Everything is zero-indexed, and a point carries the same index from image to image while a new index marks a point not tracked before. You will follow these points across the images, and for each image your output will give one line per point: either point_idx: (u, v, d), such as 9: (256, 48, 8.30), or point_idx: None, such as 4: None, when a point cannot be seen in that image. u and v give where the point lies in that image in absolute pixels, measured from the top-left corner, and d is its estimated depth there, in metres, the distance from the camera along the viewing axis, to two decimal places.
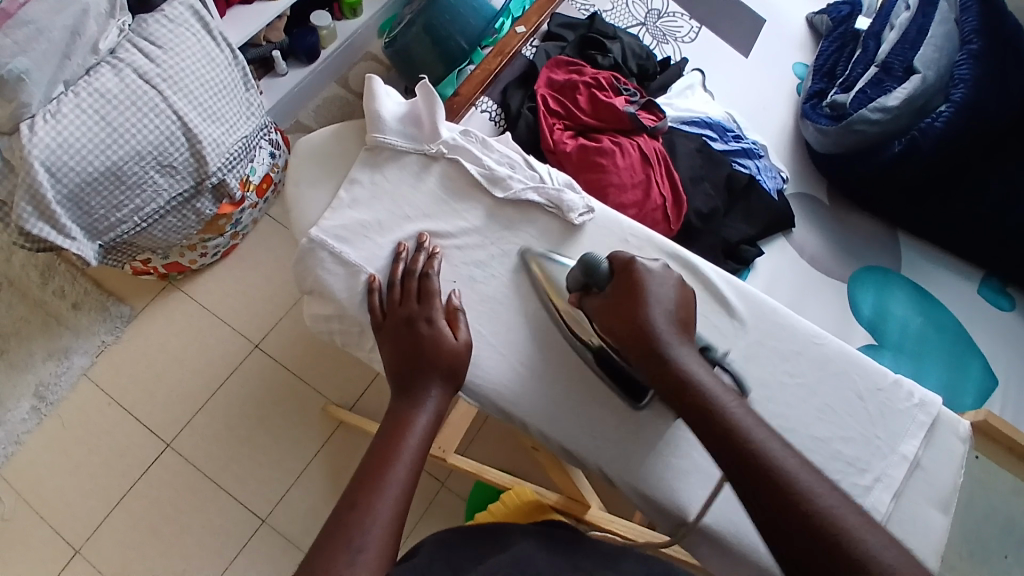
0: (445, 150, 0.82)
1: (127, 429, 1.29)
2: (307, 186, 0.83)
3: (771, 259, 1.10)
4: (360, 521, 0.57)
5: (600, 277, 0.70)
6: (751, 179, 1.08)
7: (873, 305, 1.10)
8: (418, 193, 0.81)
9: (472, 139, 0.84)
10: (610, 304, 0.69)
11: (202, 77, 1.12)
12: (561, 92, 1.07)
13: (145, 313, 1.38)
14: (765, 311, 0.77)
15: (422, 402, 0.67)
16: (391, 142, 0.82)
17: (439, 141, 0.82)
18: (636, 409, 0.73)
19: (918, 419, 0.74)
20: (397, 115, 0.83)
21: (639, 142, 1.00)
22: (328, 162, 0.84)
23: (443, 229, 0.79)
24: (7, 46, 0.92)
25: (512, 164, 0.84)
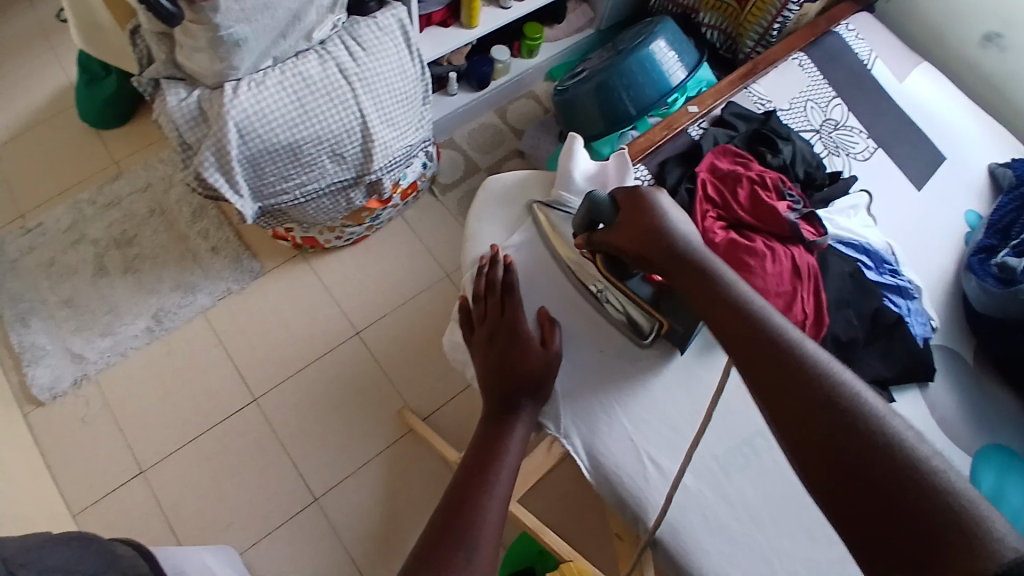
0: None
1: (222, 373, 1.38)
2: (489, 222, 0.93)
3: (900, 406, 1.02)
4: (476, 517, 0.60)
5: (605, 209, 0.80)
6: (899, 318, 1.02)
7: (990, 483, 1.00)
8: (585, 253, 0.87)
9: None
10: (613, 228, 0.78)
11: (390, 83, 1.20)
12: (722, 181, 1.06)
13: (270, 272, 1.47)
14: None
15: (517, 414, 0.73)
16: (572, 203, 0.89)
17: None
18: (641, 345, 0.84)
19: None
20: (585, 175, 0.89)
21: (793, 252, 0.97)
22: (514, 205, 0.93)
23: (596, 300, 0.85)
24: (235, 11, 1.01)
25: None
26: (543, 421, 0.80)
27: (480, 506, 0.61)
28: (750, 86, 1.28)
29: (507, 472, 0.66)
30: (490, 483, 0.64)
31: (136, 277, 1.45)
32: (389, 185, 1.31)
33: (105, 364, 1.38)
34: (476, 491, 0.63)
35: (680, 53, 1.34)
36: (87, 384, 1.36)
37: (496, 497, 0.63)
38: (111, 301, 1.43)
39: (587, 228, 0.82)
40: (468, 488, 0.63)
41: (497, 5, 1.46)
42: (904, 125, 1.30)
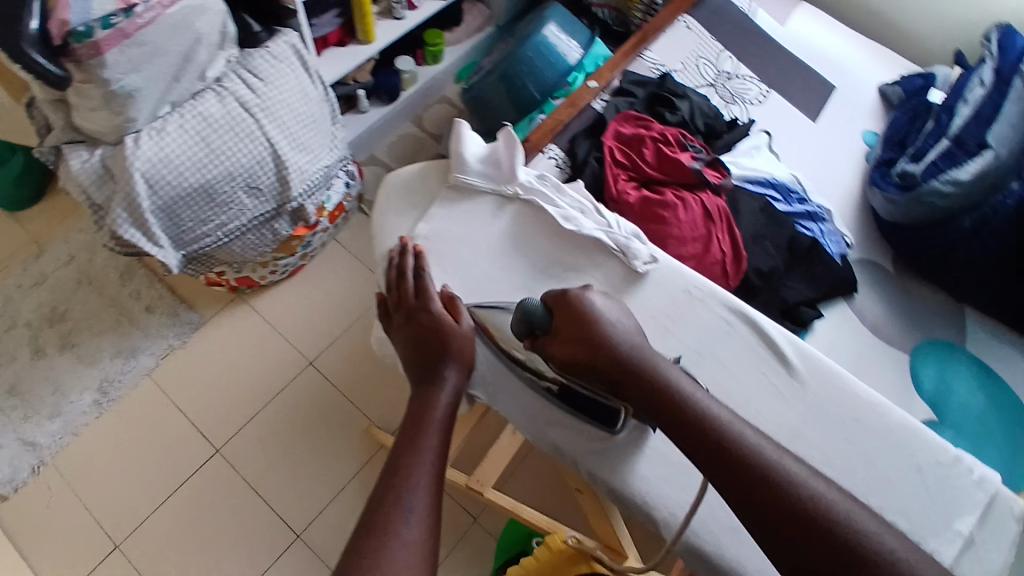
0: (522, 192, 0.86)
1: (181, 430, 1.36)
2: (393, 216, 0.88)
3: (830, 322, 1.08)
4: (404, 495, 0.58)
5: (539, 319, 0.71)
6: (813, 242, 1.08)
7: (935, 379, 1.07)
8: (492, 228, 0.85)
9: (547, 183, 0.87)
10: (557, 336, 0.70)
11: (294, 109, 1.21)
12: (627, 145, 1.10)
13: (210, 320, 1.45)
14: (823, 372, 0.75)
15: (442, 380, 0.70)
16: (471, 182, 0.87)
17: (515, 185, 0.86)
18: (613, 433, 0.76)
19: (975, 497, 0.70)
20: (478, 156, 0.87)
21: (703, 197, 1.02)
22: (415, 195, 0.88)
23: (500, 279, 0.82)
24: (122, 62, 1.00)
25: (582, 210, 0.86)
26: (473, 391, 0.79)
27: (410, 474, 0.60)
28: (643, 54, 1.33)
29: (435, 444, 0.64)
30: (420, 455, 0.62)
31: (75, 352, 1.42)
32: (313, 210, 1.32)
33: (55, 447, 1.33)
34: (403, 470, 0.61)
35: (573, 34, 1.38)
36: (45, 470, 1.32)
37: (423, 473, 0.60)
38: (52, 381, 1.38)
39: (528, 335, 0.73)
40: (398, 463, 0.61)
41: (391, 18, 1.48)
42: (791, 65, 1.38)
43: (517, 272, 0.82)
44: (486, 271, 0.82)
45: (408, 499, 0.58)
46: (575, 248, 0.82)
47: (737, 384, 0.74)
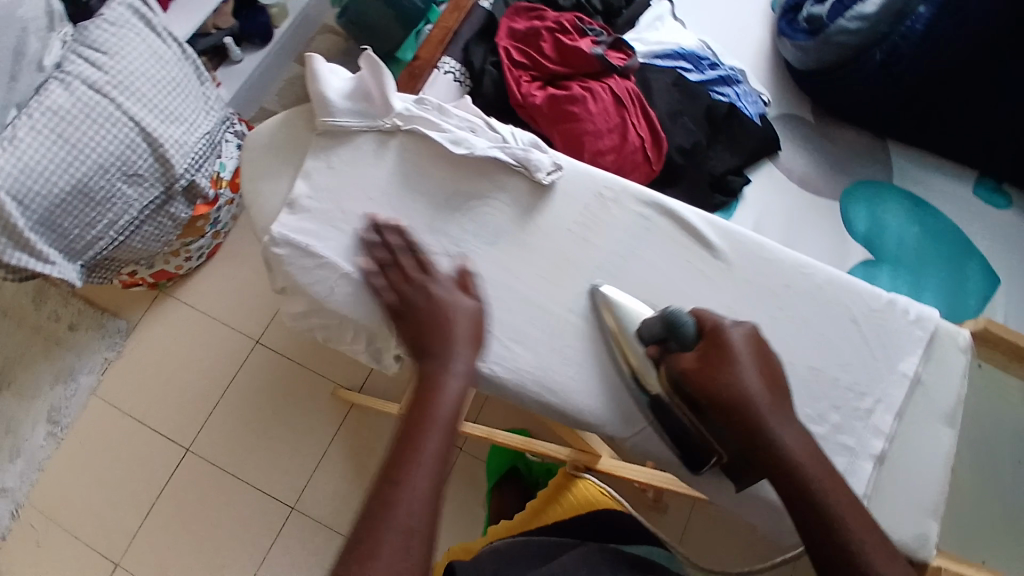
0: (401, 125, 0.62)
1: (145, 439, 1.31)
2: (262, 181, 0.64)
3: (759, 187, 1.08)
4: (394, 489, 0.47)
5: (684, 334, 0.56)
6: (731, 108, 1.06)
7: (867, 218, 1.09)
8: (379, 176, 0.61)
9: (428, 107, 0.64)
10: (697, 366, 0.55)
11: (152, 77, 1.08)
12: (524, 42, 1.01)
13: (140, 323, 1.37)
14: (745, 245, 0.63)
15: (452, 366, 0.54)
16: (344, 125, 0.62)
17: (389, 119, 0.62)
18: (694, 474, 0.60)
19: (915, 335, 0.61)
20: (343, 89, 0.62)
21: (610, 83, 0.96)
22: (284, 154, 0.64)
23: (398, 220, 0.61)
24: None
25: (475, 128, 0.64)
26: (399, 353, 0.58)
27: (409, 483, 0.47)
28: None
29: (434, 433, 0.50)
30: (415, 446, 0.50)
31: (12, 389, 1.33)
32: (207, 183, 1.21)
33: (26, 486, 1.28)
34: (396, 460, 0.49)
35: None
36: (26, 510, 1.27)
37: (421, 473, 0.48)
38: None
39: (656, 341, 0.57)
40: (395, 448, 0.50)
41: None
42: None
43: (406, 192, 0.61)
44: (368, 210, 0.61)
45: (407, 492, 0.47)
46: (468, 170, 0.61)
47: (643, 273, 0.61)
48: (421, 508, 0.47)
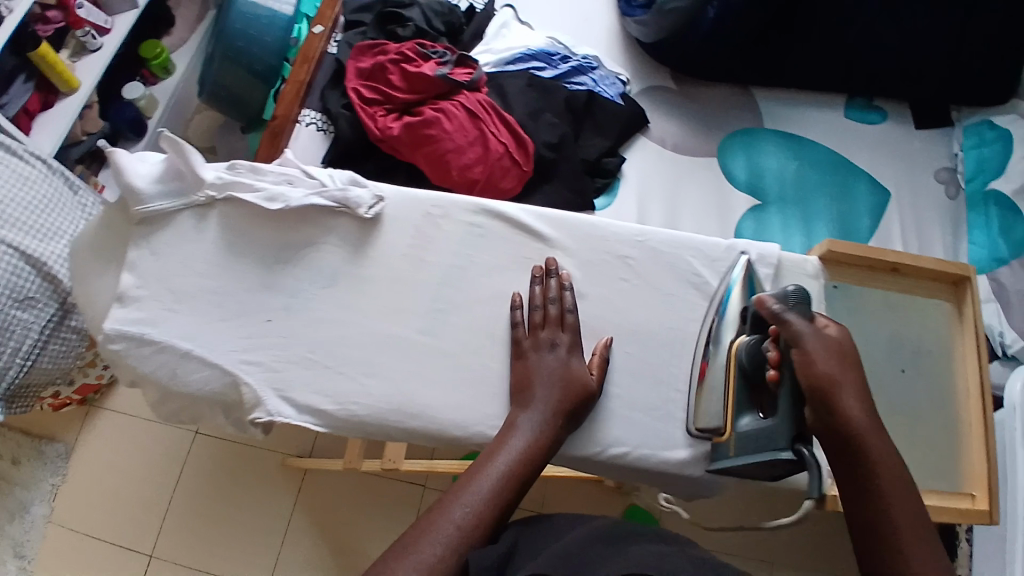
0: (216, 195, 0.61)
1: (107, 558, 1.25)
2: (89, 280, 0.62)
3: (637, 162, 1.10)
4: (447, 506, 0.47)
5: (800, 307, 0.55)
6: (589, 95, 1.08)
7: (746, 167, 1.11)
8: (202, 248, 0.60)
9: (241, 170, 0.62)
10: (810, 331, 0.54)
11: (22, 201, 1.07)
12: (372, 78, 1.01)
13: (80, 442, 1.34)
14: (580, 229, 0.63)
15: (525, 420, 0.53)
16: (159, 208, 0.61)
17: (205, 192, 0.60)
18: (687, 431, 0.59)
19: (762, 274, 0.62)
20: (150, 175, 0.61)
21: (461, 99, 0.98)
22: (105, 250, 0.62)
23: (231, 287, 0.59)
24: None
25: (291, 180, 0.61)
26: (252, 416, 0.54)
27: (475, 486, 0.49)
28: None
29: (501, 469, 0.50)
30: (480, 480, 0.49)
31: None
32: None
33: None
34: (460, 483, 0.49)
35: None
36: None
37: (475, 496, 0.48)
38: None
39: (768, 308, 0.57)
40: (464, 473, 0.50)
41: (89, 53, 1.30)
42: None
43: (234, 255, 0.59)
44: (196, 281, 0.59)
45: (455, 509, 0.47)
46: (291, 222, 0.60)
47: (494, 285, 0.60)
48: (463, 528, 0.46)
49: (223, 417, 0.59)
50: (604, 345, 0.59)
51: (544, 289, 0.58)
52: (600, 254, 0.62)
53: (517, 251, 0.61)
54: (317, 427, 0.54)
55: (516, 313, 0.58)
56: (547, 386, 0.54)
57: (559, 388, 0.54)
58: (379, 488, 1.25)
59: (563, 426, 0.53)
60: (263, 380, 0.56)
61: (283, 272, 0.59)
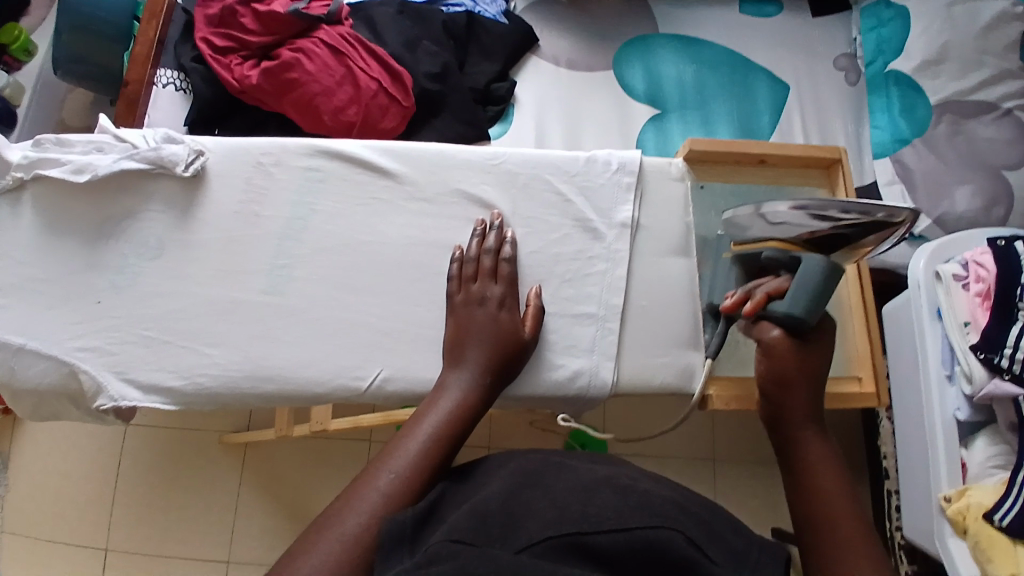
0: (24, 175, 0.55)
1: (62, 560, 1.24)
2: None
3: (530, 85, 1.05)
4: (373, 473, 0.43)
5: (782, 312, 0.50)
6: (468, 17, 1.02)
7: (644, 77, 1.06)
8: (20, 232, 0.55)
9: (48, 145, 0.56)
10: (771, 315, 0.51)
11: None
12: (223, 23, 0.92)
13: (15, 452, 1.30)
14: (428, 161, 0.58)
15: (460, 373, 0.50)
16: None
17: (10, 173, 0.55)
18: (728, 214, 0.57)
19: (625, 183, 0.59)
20: None
21: (321, 36, 0.90)
22: None
23: (59, 272, 0.54)
24: None
25: (100, 147, 0.56)
26: (96, 404, 0.51)
27: (400, 449, 0.45)
28: None
29: (428, 433, 0.46)
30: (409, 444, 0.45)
31: None
32: None
33: None
34: (384, 448, 0.45)
35: None
36: None
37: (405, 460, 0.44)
38: None
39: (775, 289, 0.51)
40: (394, 437, 0.46)
41: None
42: None
43: (55, 236, 0.55)
44: (16, 271, 0.54)
45: (381, 477, 0.43)
46: (110, 192, 0.55)
47: (341, 231, 0.56)
48: (387, 495, 0.42)
49: (77, 409, 0.56)
50: (534, 293, 0.55)
51: (481, 241, 0.55)
52: (456, 181, 0.58)
53: (370, 193, 0.57)
54: (167, 407, 0.51)
55: (452, 265, 0.55)
56: (479, 341, 0.51)
57: (494, 343, 0.51)
58: (325, 450, 1.25)
59: (495, 382, 0.50)
60: (101, 365, 0.52)
61: (109, 243, 0.54)
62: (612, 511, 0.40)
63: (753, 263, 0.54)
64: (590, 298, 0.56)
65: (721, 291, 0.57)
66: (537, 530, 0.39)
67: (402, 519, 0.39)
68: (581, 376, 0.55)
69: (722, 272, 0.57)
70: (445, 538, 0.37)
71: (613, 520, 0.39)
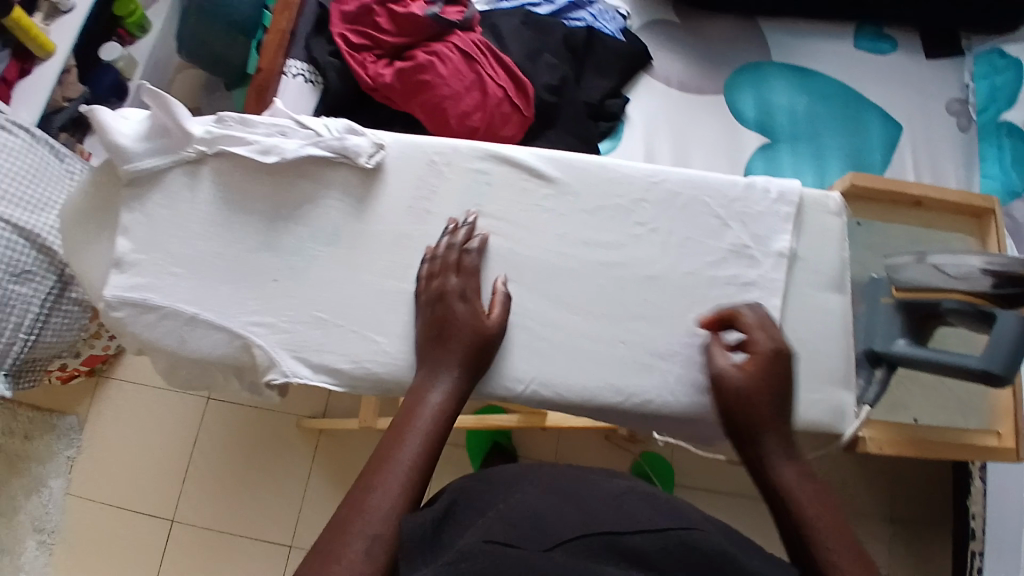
0: (206, 149, 0.58)
1: (129, 524, 1.27)
2: (83, 249, 0.60)
3: (641, 103, 1.05)
4: (364, 494, 0.46)
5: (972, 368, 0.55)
6: (587, 32, 1.03)
7: (755, 104, 1.05)
8: (198, 209, 0.59)
9: (229, 122, 0.59)
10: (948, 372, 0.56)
11: (5, 171, 1.03)
12: (358, 21, 0.95)
13: (93, 414, 1.34)
14: (594, 176, 0.60)
15: (440, 377, 0.53)
16: (149, 167, 0.58)
17: (192, 146, 0.58)
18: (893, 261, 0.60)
19: (784, 212, 0.59)
20: (137, 133, 0.58)
21: (454, 40, 0.93)
22: (94, 214, 0.60)
23: (240, 250, 0.58)
24: None
25: (281, 130, 0.59)
26: (268, 377, 0.57)
27: (391, 457, 0.48)
28: None
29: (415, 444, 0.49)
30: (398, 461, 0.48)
31: None
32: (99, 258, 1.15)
33: None
34: (370, 467, 0.48)
35: None
36: None
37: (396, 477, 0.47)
38: None
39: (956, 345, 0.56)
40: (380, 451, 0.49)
41: (62, 12, 1.24)
42: None
43: (234, 214, 0.59)
44: (197, 245, 0.58)
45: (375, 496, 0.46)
46: (290, 175, 0.59)
47: (503, 237, 0.59)
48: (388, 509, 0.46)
49: (237, 380, 0.61)
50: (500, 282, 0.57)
51: (449, 236, 0.57)
52: (616, 198, 0.59)
53: (526, 200, 0.59)
54: (335, 386, 0.56)
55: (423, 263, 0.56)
56: (447, 342, 0.53)
57: (457, 342, 0.53)
58: None
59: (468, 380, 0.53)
60: (275, 342, 0.57)
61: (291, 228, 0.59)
62: (645, 516, 0.45)
63: (923, 306, 0.59)
64: None
65: (881, 336, 0.62)
66: (574, 530, 0.43)
67: (423, 523, 0.44)
68: None
69: (882, 317, 0.62)
70: (479, 538, 0.41)
71: (649, 525, 0.44)
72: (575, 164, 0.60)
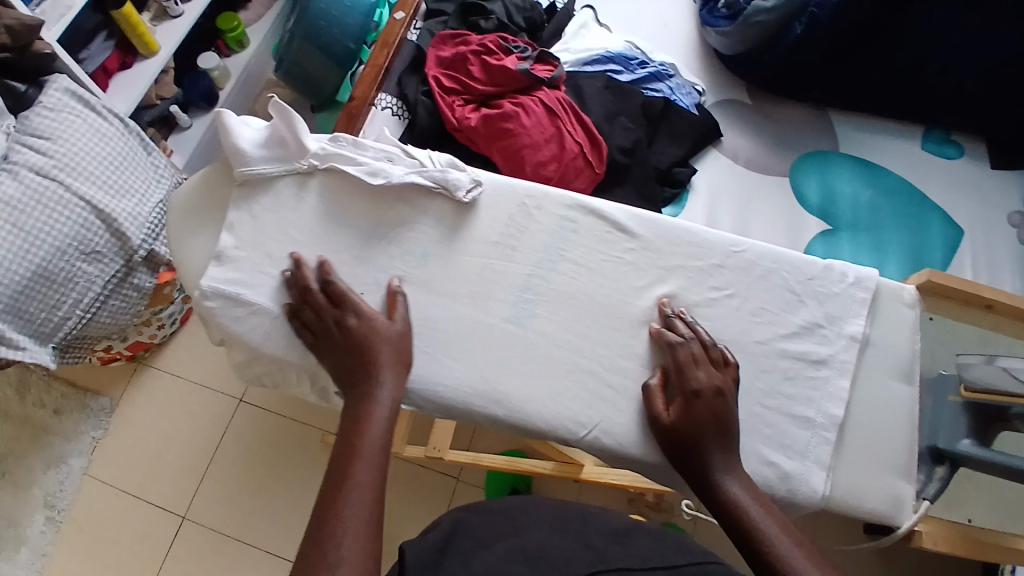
0: (317, 164, 0.65)
1: (139, 514, 1.27)
2: (190, 239, 0.65)
3: (707, 174, 1.08)
4: (327, 533, 0.46)
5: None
6: (665, 102, 1.07)
7: (819, 190, 1.08)
8: (306, 219, 0.64)
9: (343, 142, 0.66)
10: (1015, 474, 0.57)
11: (96, 154, 1.07)
12: (452, 67, 1.04)
13: (124, 399, 1.35)
14: (681, 238, 0.63)
15: (370, 392, 0.55)
16: (261, 171, 0.64)
17: (307, 159, 0.65)
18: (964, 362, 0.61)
19: (858, 297, 0.61)
20: (258, 140, 0.65)
21: (541, 96, 0.99)
22: (204, 207, 0.65)
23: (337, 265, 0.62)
24: None
25: (390, 157, 0.66)
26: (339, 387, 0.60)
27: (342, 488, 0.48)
28: None
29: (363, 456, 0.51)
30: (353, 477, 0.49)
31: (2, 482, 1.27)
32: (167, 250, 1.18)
33: None
34: (327, 505, 0.47)
35: None
36: None
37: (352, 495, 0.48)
38: None
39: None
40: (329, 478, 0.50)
41: (169, 19, 1.31)
42: None
43: (335, 229, 0.63)
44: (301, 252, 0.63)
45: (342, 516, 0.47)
46: (390, 197, 0.64)
47: (583, 284, 0.63)
48: (359, 523, 0.47)
49: (309, 385, 0.64)
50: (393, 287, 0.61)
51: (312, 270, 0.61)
52: (696, 261, 0.62)
53: (605, 249, 0.64)
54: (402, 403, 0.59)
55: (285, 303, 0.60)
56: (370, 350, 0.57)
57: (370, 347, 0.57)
58: (415, 474, 1.25)
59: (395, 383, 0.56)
60: None
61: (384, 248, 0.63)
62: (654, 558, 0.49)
63: (993, 409, 0.59)
64: (809, 402, 0.59)
65: (946, 435, 0.62)
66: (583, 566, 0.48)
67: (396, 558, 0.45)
68: (793, 478, 0.57)
69: (948, 414, 0.62)
70: None
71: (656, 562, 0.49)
72: (656, 223, 0.64)
